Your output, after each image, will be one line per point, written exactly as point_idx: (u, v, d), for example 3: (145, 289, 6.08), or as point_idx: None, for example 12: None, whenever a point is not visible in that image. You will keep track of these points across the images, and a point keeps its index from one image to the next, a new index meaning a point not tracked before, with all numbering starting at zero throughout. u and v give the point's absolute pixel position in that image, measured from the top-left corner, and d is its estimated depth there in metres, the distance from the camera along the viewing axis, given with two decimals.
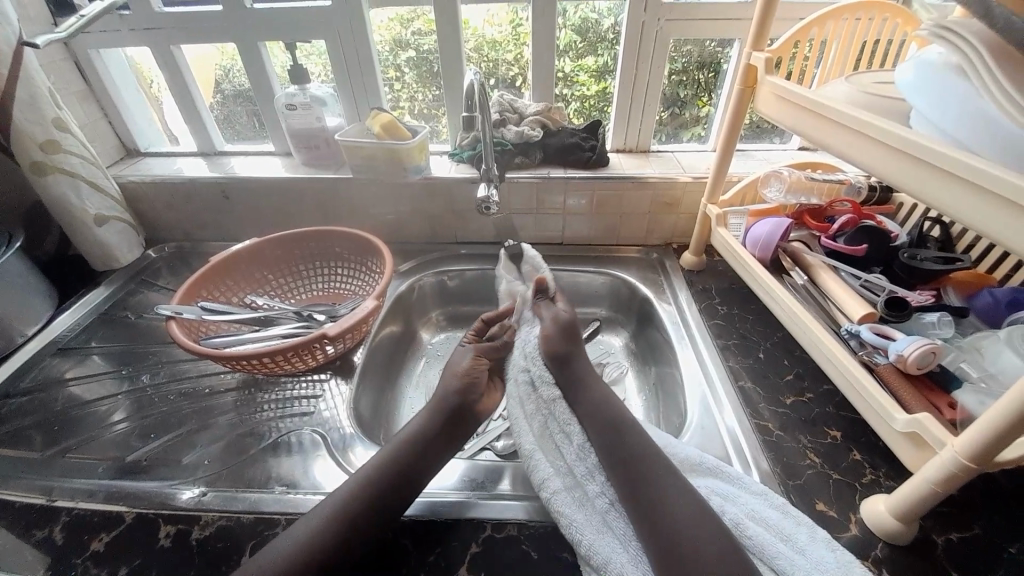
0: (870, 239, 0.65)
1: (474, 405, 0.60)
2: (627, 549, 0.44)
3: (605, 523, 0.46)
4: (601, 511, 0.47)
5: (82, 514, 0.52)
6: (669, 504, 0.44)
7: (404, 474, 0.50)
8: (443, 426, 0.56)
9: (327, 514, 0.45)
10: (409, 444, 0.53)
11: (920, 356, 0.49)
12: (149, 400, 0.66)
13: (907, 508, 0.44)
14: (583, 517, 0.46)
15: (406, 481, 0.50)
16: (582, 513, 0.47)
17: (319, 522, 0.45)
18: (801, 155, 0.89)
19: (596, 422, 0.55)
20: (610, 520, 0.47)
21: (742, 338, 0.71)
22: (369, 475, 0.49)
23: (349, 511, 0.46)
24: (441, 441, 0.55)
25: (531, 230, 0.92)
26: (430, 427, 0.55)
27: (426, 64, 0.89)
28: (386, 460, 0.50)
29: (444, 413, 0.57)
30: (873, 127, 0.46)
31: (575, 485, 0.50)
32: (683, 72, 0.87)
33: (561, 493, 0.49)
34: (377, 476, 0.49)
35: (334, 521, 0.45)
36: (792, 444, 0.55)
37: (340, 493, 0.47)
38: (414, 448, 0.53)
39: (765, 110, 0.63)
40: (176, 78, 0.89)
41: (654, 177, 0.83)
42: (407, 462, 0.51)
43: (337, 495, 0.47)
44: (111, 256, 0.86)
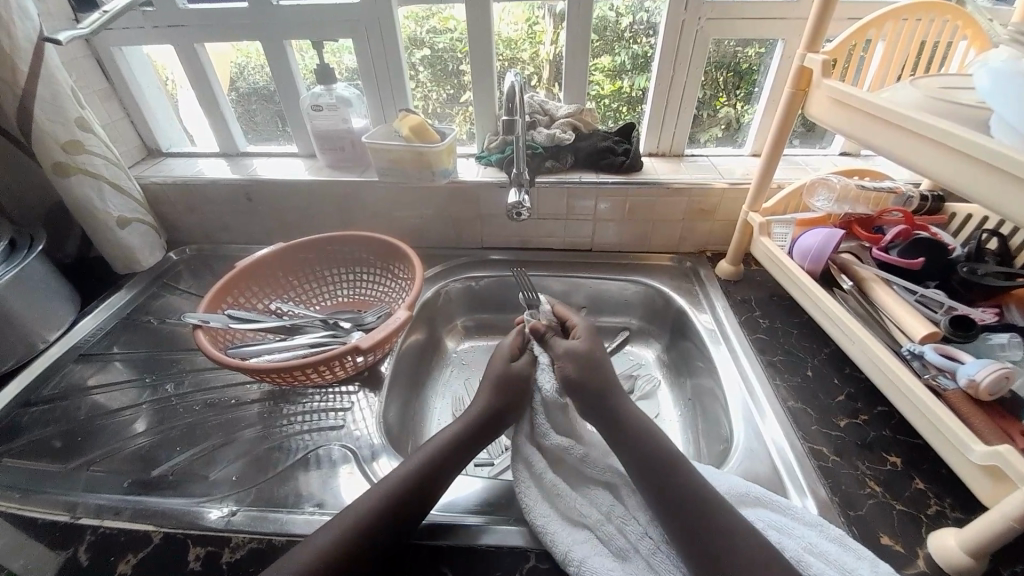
0: (928, 253, 0.61)
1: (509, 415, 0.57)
2: None
3: (653, 565, 0.44)
4: (645, 555, 0.44)
5: (109, 533, 0.50)
6: (719, 535, 0.42)
7: (427, 485, 0.48)
8: (470, 432, 0.53)
9: (349, 524, 0.43)
10: (434, 453, 0.50)
11: (994, 381, 0.45)
12: (172, 411, 0.64)
13: (980, 544, 0.41)
14: (625, 574, 0.43)
15: (425, 493, 0.47)
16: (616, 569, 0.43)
17: (339, 531, 0.42)
18: (843, 161, 0.86)
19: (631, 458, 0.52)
20: (654, 564, 0.44)
21: (788, 353, 0.68)
22: (395, 487, 0.46)
23: (369, 521, 0.43)
24: (463, 449, 0.52)
25: (559, 236, 0.89)
26: (458, 434, 0.52)
27: (441, 63, 0.87)
28: (408, 470, 0.48)
29: (469, 422, 0.54)
30: (945, 133, 0.43)
31: (614, 531, 0.47)
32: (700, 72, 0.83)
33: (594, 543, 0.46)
34: (398, 488, 0.46)
35: (353, 532, 0.42)
36: (849, 471, 0.53)
37: (362, 503, 0.45)
38: (440, 459, 0.50)
39: (817, 115, 0.60)
40: (198, 76, 0.87)
41: (691, 183, 0.80)
42: (430, 472, 0.48)
43: (361, 507, 0.44)
44: (134, 260, 0.84)
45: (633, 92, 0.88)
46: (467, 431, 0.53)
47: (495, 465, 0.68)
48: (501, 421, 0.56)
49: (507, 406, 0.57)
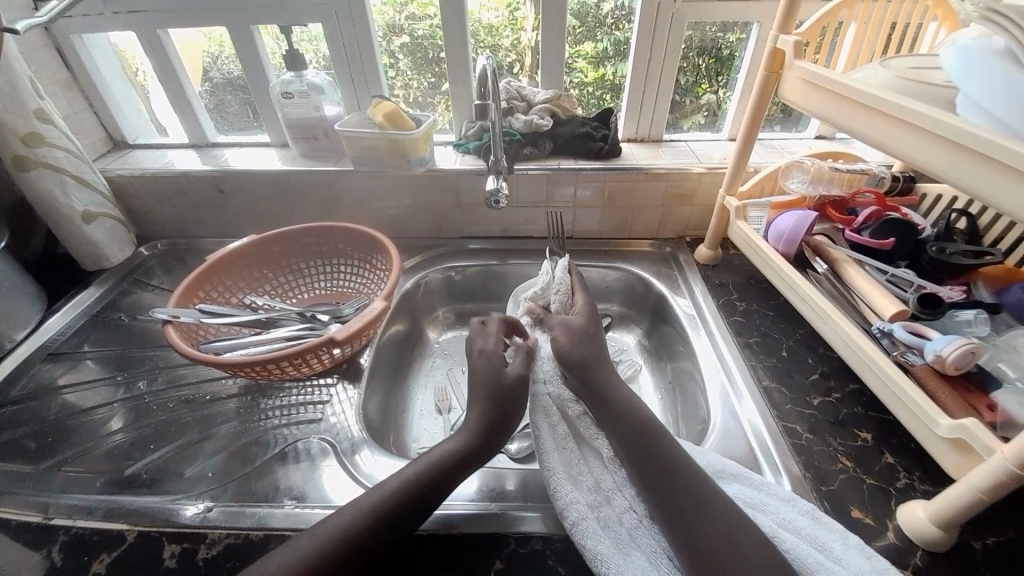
0: (898, 232, 0.62)
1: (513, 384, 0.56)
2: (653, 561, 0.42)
3: (633, 540, 0.44)
4: (629, 527, 0.45)
5: (81, 534, 0.49)
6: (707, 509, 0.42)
7: (430, 491, 0.46)
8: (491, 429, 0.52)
9: (349, 533, 0.41)
10: (436, 458, 0.48)
11: (960, 356, 0.46)
12: (146, 409, 0.63)
13: (948, 516, 0.42)
14: (609, 543, 0.43)
15: (427, 499, 0.45)
16: (605, 536, 0.44)
17: (333, 540, 0.41)
18: (818, 144, 0.87)
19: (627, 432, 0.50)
20: (637, 536, 0.44)
21: (765, 335, 0.69)
22: (390, 492, 0.44)
23: (364, 530, 0.42)
24: (470, 453, 0.50)
25: (539, 224, 0.88)
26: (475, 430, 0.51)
27: (420, 50, 0.85)
28: (411, 476, 0.46)
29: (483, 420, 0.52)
30: (915, 114, 0.43)
31: (603, 502, 0.47)
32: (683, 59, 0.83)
33: (583, 514, 0.45)
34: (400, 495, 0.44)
35: (350, 545, 0.41)
36: (822, 448, 0.54)
37: (357, 506, 0.43)
38: (444, 466, 0.48)
39: (790, 98, 0.60)
40: (164, 65, 0.84)
41: (669, 168, 0.80)
42: (432, 479, 0.46)
43: (360, 512, 0.43)
44: (102, 256, 0.82)
45: (616, 79, 0.88)
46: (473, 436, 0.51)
47: None
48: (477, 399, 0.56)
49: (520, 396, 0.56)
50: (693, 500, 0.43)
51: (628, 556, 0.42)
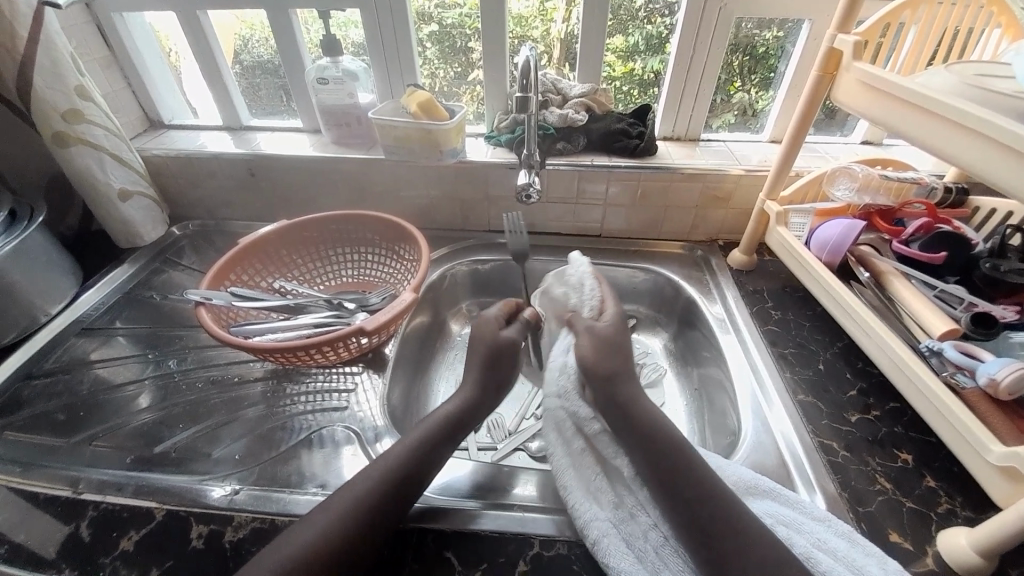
0: (950, 246, 0.59)
1: (500, 367, 0.59)
2: None
3: (659, 559, 0.43)
4: (655, 545, 0.44)
5: (110, 509, 0.50)
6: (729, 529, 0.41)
7: (413, 473, 0.47)
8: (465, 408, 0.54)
9: (348, 517, 0.42)
10: (419, 439, 0.49)
11: (1015, 381, 0.44)
12: (175, 388, 0.64)
13: (994, 546, 0.40)
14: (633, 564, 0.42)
15: (411, 482, 0.46)
16: (627, 552, 0.43)
17: (337, 524, 0.41)
18: (865, 150, 0.83)
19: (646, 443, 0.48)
20: (664, 555, 0.43)
21: (800, 346, 0.66)
22: (382, 473, 0.45)
23: (361, 512, 0.42)
24: (444, 437, 0.51)
25: (568, 221, 0.87)
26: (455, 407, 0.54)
27: (449, 39, 0.84)
28: (400, 458, 0.47)
29: (469, 398, 0.55)
30: (982, 122, 0.41)
31: (624, 517, 0.46)
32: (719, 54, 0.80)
33: (608, 536, 0.44)
34: (387, 473, 0.45)
35: (353, 530, 0.41)
36: (858, 467, 0.52)
37: (358, 487, 0.44)
38: (424, 448, 0.49)
39: (845, 102, 0.57)
40: (200, 45, 0.85)
41: (706, 169, 0.78)
42: (417, 462, 0.47)
43: (357, 494, 0.43)
44: (135, 234, 0.83)
45: (646, 75, 0.85)
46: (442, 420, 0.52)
47: (498, 450, 0.69)
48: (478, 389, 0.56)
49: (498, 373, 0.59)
50: (711, 517, 0.41)
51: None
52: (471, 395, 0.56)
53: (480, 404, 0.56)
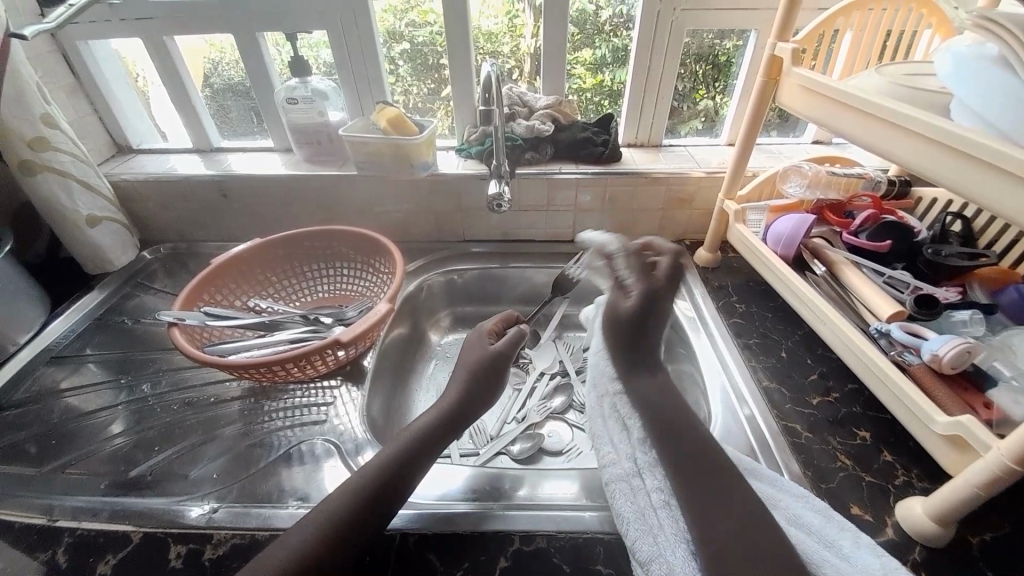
0: (894, 235, 0.63)
1: (490, 367, 0.61)
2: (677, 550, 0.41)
3: (655, 521, 0.43)
4: (653, 506, 0.44)
5: (86, 535, 0.49)
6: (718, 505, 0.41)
7: (394, 480, 0.47)
8: (448, 414, 0.55)
9: (325, 526, 0.42)
10: (400, 445, 0.50)
11: (956, 355, 0.47)
12: (150, 411, 0.63)
13: (945, 512, 0.43)
14: (634, 511, 0.45)
15: (394, 489, 0.46)
16: (633, 507, 0.45)
17: (314, 536, 0.41)
18: (816, 149, 0.88)
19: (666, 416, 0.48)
20: (659, 516, 0.43)
21: (764, 336, 0.69)
22: (360, 483, 0.46)
23: (339, 520, 0.43)
24: (429, 441, 0.52)
25: (540, 228, 0.89)
26: (439, 416, 0.55)
27: (421, 57, 0.86)
28: (378, 467, 0.47)
29: (453, 404, 0.57)
30: (910, 119, 0.44)
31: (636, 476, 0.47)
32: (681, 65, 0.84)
33: (619, 483, 0.47)
34: (365, 482, 0.46)
35: (331, 540, 0.42)
36: (821, 447, 0.54)
37: (339, 494, 0.45)
38: (409, 452, 0.50)
39: (789, 104, 0.61)
40: (169, 71, 0.85)
41: (668, 172, 0.81)
42: (397, 470, 0.48)
43: (335, 503, 0.44)
44: (105, 259, 0.82)
45: (614, 86, 0.89)
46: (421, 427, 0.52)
47: (480, 454, 0.70)
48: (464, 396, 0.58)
49: (483, 379, 0.60)
50: (710, 495, 0.42)
51: (658, 539, 0.42)
52: (455, 400, 0.57)
53: (468, 412, 0.57)
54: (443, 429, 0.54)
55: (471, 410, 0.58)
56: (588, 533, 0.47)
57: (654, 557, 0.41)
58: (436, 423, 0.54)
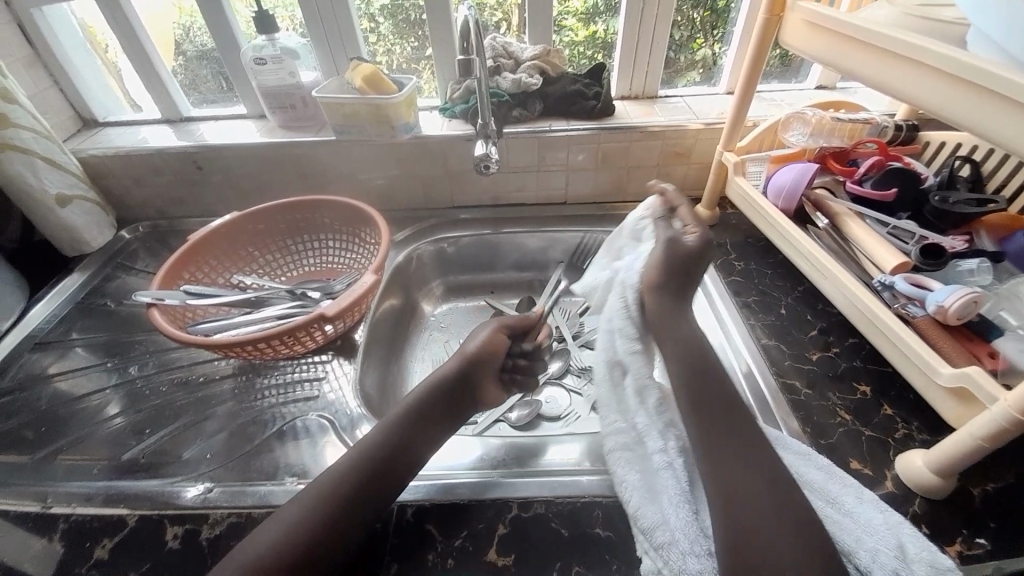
0: (899, 182, 0.60)
1: (488, 355, 0.62)
2: (678, 511, 0.42)
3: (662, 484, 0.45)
4: (657, 468, 0.46)
5: (82, 520, 0.49)
6: (753, 467, 0.43)
7: (393, 455, 0.48)
8: (452, 390, 0.57)
9: (328, 501, 0.43)
10: (399, 423, 0.50)
11: (963, 306, 0.45)
12: (141, 393, 0.62)
13: (948, 463, 0.42)
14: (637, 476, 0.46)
15: (393, 464, 0.47)
16: (637, 476, 0.46)
17: (313, 512, 0.42)
18: (819, 95, 0.84)
19: (691, 375, 0.51)
20: (664, 476, 0.45)
21: (763, 294, 0.68)
22: (359, 458, 0.46)
23: (339, 496, 0.43)
24: (428, 414, 0.53)
25: (531, 190, 0.86)
26: (442, 390, 0.56)
27: (402, 12, 0.80)
28: (379, 444, 0.48)
29: (449, 372, 0.58)
30: (924, 52, 0.41)
31: (638, 453, 0.48)
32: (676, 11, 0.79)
33: (620, 453, 0.48)
34: (366, 457, 0.46)
35: (330, 515, 0.42)
36: (821, 403, 0.54)
37: (340, 467, 0.45)
38: (408, 426, 0.51)
39: (792, 43, 0.57)
40: (129, 36, 0.80)
41: (663, 125, 0.77)
42: (399, 443, 0.49)
43: (334, 479, 0.44)
44: (81, 241, 0.79)
45: (608, 37, 0.83)
46: (420, 405, 0.53)
47: (479, 423, 0.69)
48: (469, 365, 0.59)
49: (481, 357, 0.61)
50: (764, 460, 0.44)
51: (659, 506, 0.43)
52: (452, 371, 0.58)
53: (466, 383, 0.58)
54: (446, 408, 0.55)
55: (476, 376, 0.60)
56: (586, 498, 0.47)
57: (658, 523, 0.42)
58: (431, 397, 0.54)
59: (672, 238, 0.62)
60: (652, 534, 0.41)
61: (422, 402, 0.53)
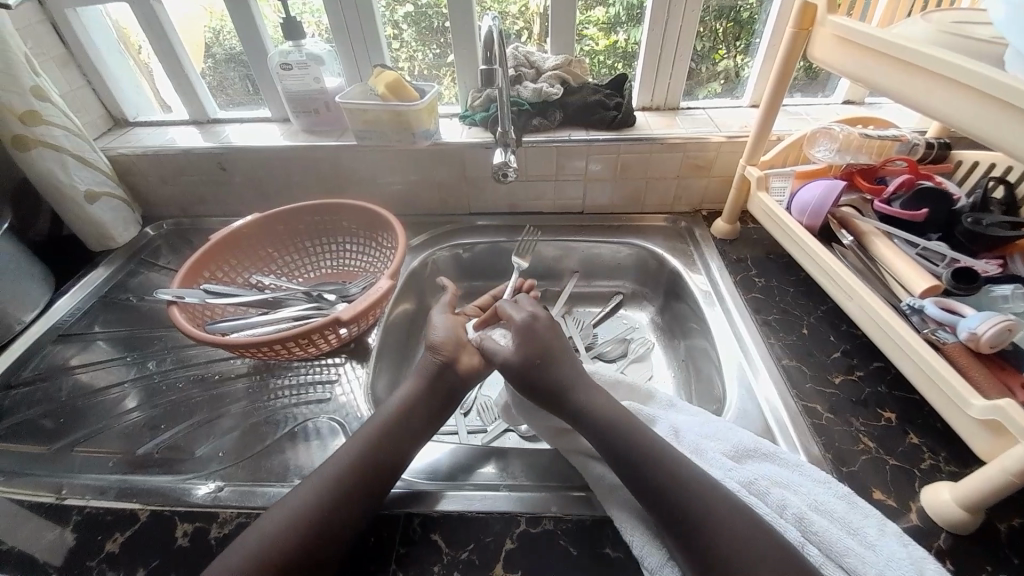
0: (930, 202, 0.58)
1: (463, 368, 0.57)
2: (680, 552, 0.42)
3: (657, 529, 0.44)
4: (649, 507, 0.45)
5: (95, 512, 0.49)
6: (717, 499, 0.41)
7: (382, 455, 0.47)
8: (441, 377, 0.55)
9: (324, 499, 0.43)
10: (391, 420, 0.50)
11: (997, 334, 0.43)
12: (158, 388, 0.63)
13: (975, 500, 0.40)
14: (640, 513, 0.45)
15: (383, 464, 0.47)
16: (632, 512, 0.45)
17: (302, 512, 0.42)
18: (847, 111, 0.82)
19: (608, 420, 0.48)
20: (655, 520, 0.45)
21: (784, 312, 0.66)
22: (349, 455, 0.46)
23: (329, 497, 0.43)
24: (419, 411, 0.52)
25: (549, 199, 0.85)
26: (428, 380, 0.55)
27: (425, 20, 0.81)
28: (368, 442, 0.48)
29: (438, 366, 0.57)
30: (958, 70, 0.39)
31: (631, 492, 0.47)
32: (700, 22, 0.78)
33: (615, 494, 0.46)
34: (361, 454, 0.47)
35: (318, 515, 0.42)
36: (843, 428, 0.52)
37: (329, 469, 0.45)
38: (396, 424, 0.50)
39: (822, 58, 0.56)
40: (160, 39, 0.82)
41: (684, 137, 0.76)
42: (388, 442, 0.48)
43: (329, 477, 0.45)
44: (107, 236, 0.81)
45: (630, 47, 0.83)
46: (413, 398, 0.53)
47: (488, 432, 0.69)
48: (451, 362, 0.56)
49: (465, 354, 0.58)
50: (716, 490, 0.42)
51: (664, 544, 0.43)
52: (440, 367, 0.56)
53: (462, 379, 0.57)
54: (438, 402, 0.54)
55: (468, 369, 0.58)
56: (595, 516, 0.46)
57: (665, 561, 0.41)
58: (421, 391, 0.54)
59: (525, 323, 0.57)
60: (660, 574, 0.41)
61: (414, 396, 0.53)
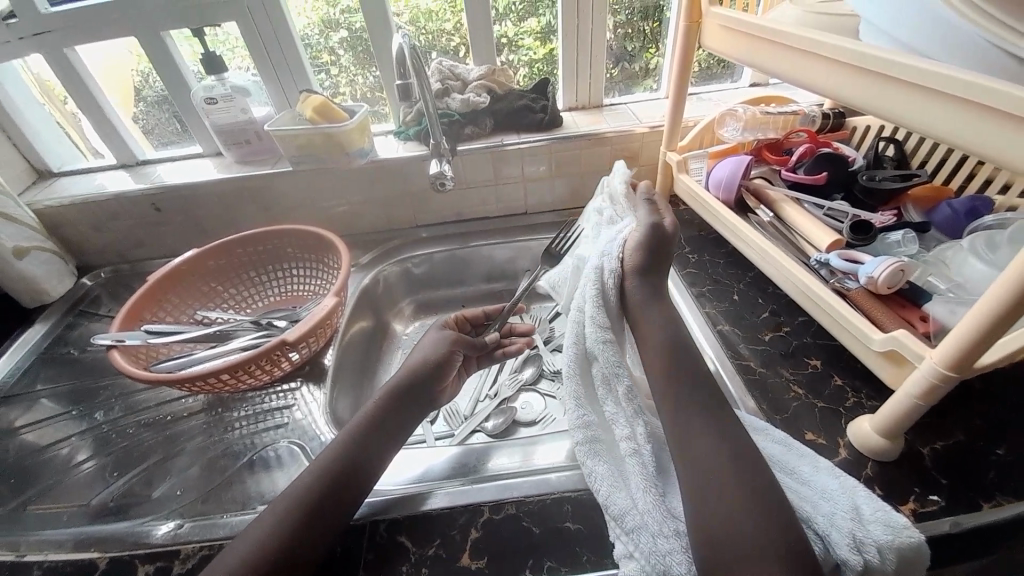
0: (829, 166, 0.64)
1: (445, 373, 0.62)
2: (646, 493, 0.43)
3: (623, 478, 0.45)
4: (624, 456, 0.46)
5: (54, 567, 0.48)
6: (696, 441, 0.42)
7: (355, 467, 0.48)
8: (409, 393, 0.57)
9: (298, 509, 0.43)
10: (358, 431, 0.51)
11: (891, 275, 0.48)
12: (109, 437, 0.61)
13: (891, 425, 0.44)
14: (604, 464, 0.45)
15: (355, 474, 0.47)
16: (606, 467, 0.45)
17: (277, 527, 0.42)
18: (754, 92, 0.89)
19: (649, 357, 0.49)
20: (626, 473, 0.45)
21: (716, 282, 0.70)
22: (322, 467, 0.46)
23: (303, 508, 0.43)
24: (390, 427, 0.53)
25: (492, 204, 0.88)
26: (397, 395, 0.57)
27: (361, 44, 0.83)
28: (342, 455, 0.48)
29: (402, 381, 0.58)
30: (814, 42, 0.45)
31: (607, 445, 0.48)
32: (628, 24, 0.83)
33: (582, 445, 0.47)
34: (332, 465, 0.47)
35: (295, 526, 0.42)
36: (776, 380, 0.56)
37: (301, 482, 0.45)
38: (366, 438, 0.51)
39: (714, 46, 0.61)
40: (81, 86, 0.81)
41: (610, 132, 0.81)
42: (361, 457, 0.49)
43: (298, 491, 0.44)
44: (41, 291, 0.79)
45: None
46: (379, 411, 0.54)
47: (456, 435, 0.70)
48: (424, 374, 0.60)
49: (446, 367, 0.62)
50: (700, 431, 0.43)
51: (629, 491, 0.43)
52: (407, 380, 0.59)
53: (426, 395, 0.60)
54: (405, 412, 0.56)
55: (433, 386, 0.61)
56: (557, 494, 0.48)
57: (628, 507, 0.42)
58: (388, 405, 0.55)
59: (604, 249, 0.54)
60: (623, 519, 0.41)
61: (384, 407, 0.55)
